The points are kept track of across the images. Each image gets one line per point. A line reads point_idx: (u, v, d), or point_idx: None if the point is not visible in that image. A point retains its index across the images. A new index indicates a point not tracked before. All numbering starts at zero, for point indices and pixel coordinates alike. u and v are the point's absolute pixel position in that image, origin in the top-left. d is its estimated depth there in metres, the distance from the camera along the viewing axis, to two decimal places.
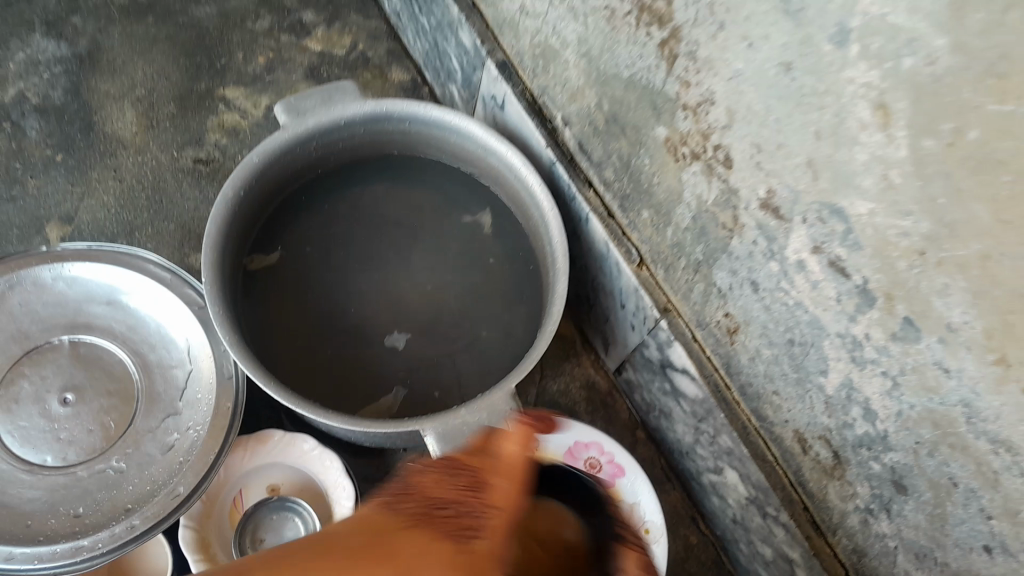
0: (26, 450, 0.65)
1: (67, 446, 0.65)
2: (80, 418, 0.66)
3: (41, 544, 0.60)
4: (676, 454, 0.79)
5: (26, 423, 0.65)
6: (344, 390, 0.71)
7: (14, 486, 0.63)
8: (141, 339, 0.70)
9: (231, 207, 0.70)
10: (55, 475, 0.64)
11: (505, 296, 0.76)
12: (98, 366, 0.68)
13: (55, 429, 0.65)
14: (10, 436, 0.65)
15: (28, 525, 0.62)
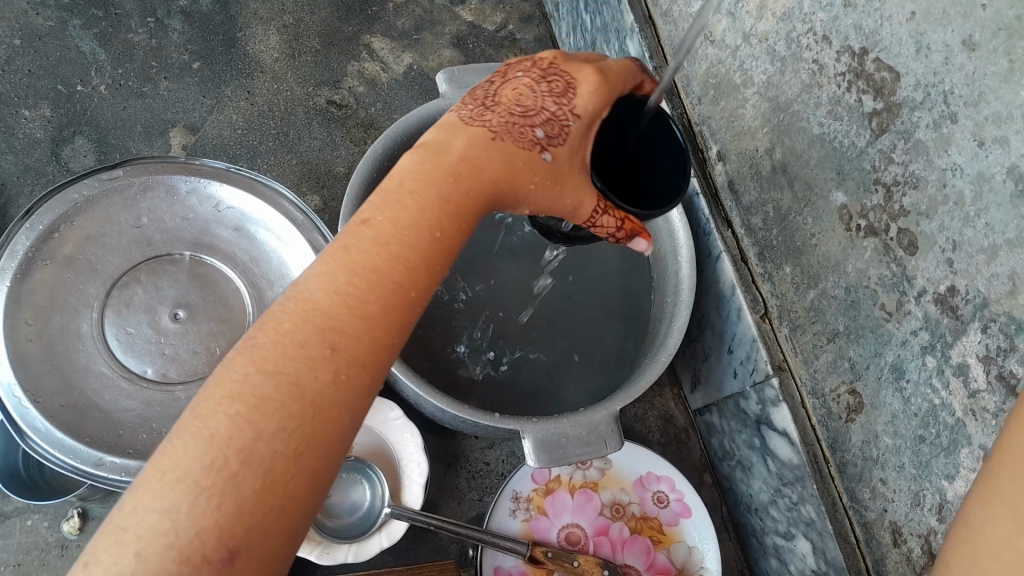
0: (127, 357, 0.64)
1: (170, 362, 0.64)
2: (188, 338, 0.66)
3: (130, 457, 0.59)
4: (742, 506, 0.78)
5: (134, 330, 0.65)
6: (444, 379, 0.68)
7: (110, 392, 0.62)
8: (260, 273, 0.69)
9: (368, 170, 0.68)
10: (152, 389, 0.63)
11: (617, 319, 0.74)
12: (212, 289, 0.68)
13: (162, 343, 0.65)
14: (116, 339, 0.64)
15: (119, 435, 0.60)
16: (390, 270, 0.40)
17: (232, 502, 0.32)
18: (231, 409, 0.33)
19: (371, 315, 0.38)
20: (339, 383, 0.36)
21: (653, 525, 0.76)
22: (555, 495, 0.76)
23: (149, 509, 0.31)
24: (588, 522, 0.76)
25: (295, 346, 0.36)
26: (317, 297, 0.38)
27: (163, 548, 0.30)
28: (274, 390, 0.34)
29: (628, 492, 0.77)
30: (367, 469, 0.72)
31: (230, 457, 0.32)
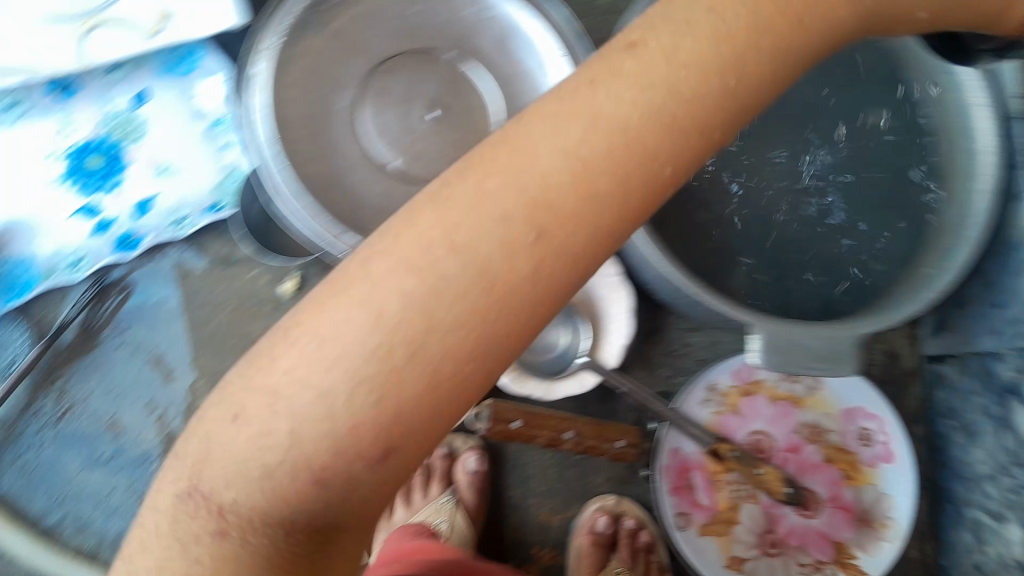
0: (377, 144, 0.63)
1: (416, 158, 0.64)
2: (439, 139, 0.65)
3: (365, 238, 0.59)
4: (950, 471, 0.73)
5: (387, 118, 0.64)
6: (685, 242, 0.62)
7: (356, 173, 0.62)
8: (518, 92, 0.67)
9: None
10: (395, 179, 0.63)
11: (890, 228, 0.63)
12: (468, 98, 0.66)
13: None
14: (368, 124, 0.63)
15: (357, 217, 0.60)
16: (720, 102, 0.30)
17: (405, 387, 0.25)
18: (458, 269, 0.26)
19: (671, 149, 0.30)
20: (604, 237, 0.29)
21: (848, 461, 0.70)
22: (754, 398, 0.70)
23: (322, 321, 0.26)
24: (781, 436, 0.70)
25: (596, 170, 0.28)
26: (614, 102, 0.29)
27: (329, 406, 0.25)
28: (518, 258, 0.27)
29: (833, 419, 0.71)
30: (574, 315, 0.69)
31: (430, 322, 0.26)
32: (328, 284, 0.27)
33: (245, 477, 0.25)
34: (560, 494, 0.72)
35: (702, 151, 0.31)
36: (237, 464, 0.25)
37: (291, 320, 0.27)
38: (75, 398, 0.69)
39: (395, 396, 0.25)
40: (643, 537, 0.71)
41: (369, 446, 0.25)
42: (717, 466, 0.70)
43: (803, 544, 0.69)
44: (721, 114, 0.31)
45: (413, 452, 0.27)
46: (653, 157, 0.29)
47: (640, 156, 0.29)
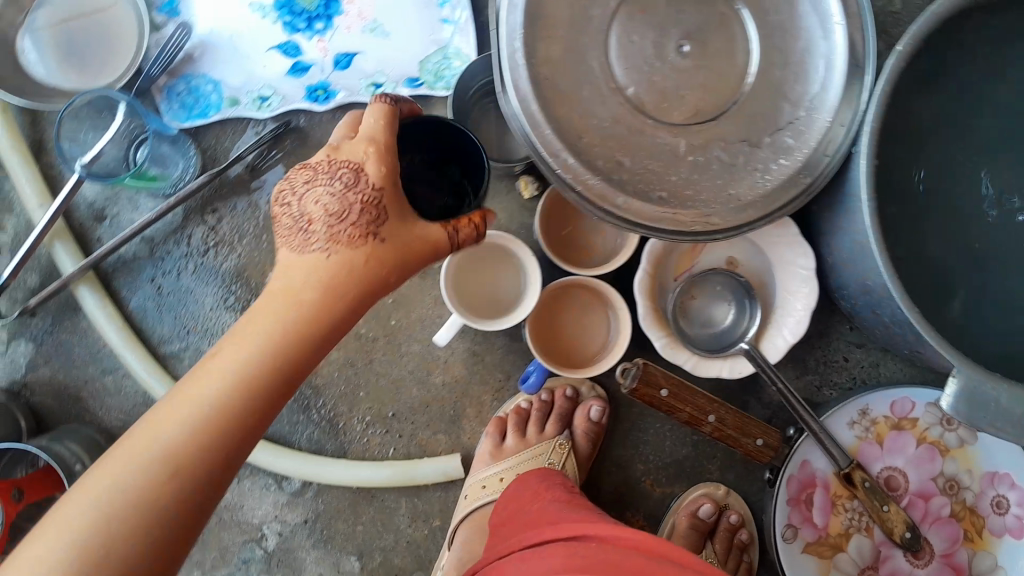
0: (618, 64, 0.57)
1: (654, 90, 0.57)
2: (685, 75, 0.57)
3: (582, 164, 0.55)
4: None
5: (638, 40, 0.57)
6: (913, 266, 0.56)
7: (590, 89, 0.56)
8: (785, 44, 0.58)
9: None
10: (627, 105, 0.57)
11: None
12: (728, 37, 0.58)
13: (655, 67, 0.57)
14: (615, 38, 0.57)
15: (580, 139, 0.55)
16: (380, 268, 0.42)
17: (205, 445, 0.38)
18: (220, 385, 0.39)
19: (377, 258, 0.42)
20: (322, 306, 0.41)
21: (976, 523, 0.67)
22: (901, 433, 0.67)
23: (129, 463, 0.37)
24: (916, 478, 0.67)
25: (301, 272, 0.42)
26: (328, 203, 0.42)
27: (124, 476, 0.37)
28: (352, 272, 0.42)
29: (973, 477, 0.67)
30: (747, 297, 0.66)
31: (221, 407, 0.39)
32: (118, 444, 0.38)
33: (99, 538, 0.36)
34: (669, 468, 0.70)
35: (401, 264, 0.43)
36: (89, 515, 0.36)
37: (129, 432, 0.39)
38: (224, 237, 0.68)
39: (204, 449, 0.38)
40: (740, 536, 0.68)
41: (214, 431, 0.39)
42: (842, 490, 0.67)
43: None
44: (414, 245, 0.43)
45: (216, 471, 0.39)
46: (357, 235, 0.42)
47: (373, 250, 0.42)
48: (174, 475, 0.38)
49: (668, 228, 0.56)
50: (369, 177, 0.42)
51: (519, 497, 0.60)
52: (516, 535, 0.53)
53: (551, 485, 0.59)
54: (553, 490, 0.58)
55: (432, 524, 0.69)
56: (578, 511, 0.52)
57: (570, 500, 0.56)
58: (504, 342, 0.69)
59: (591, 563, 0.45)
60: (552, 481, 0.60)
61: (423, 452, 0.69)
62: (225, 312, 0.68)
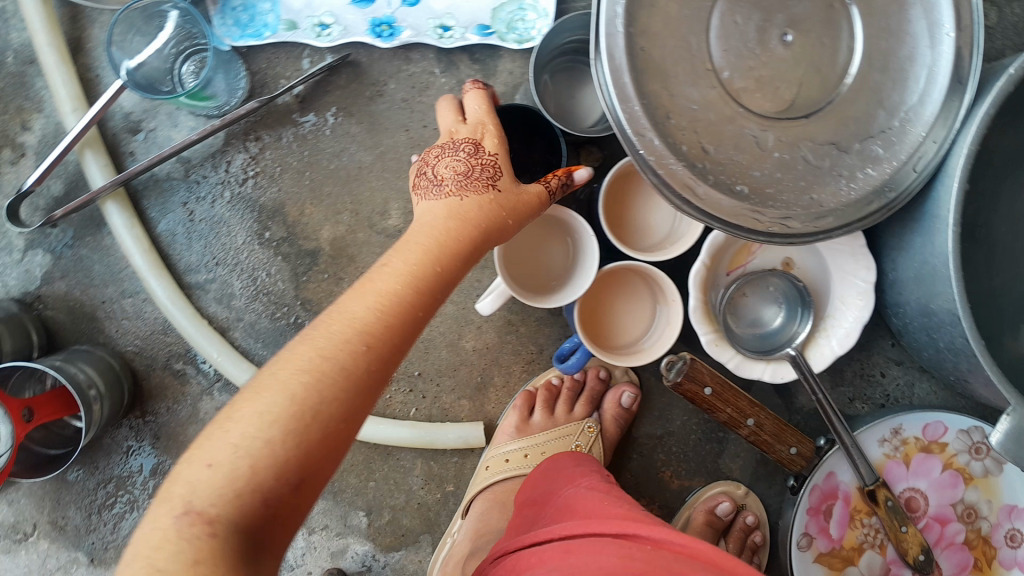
0: (716, 46, 0.54)
1: (749, 78, 0.54)
2: (782, 67, 0.55)
3: (666, 147, 0.52)
4: None
5: (741, 22, 0.54)
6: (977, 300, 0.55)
7: (686, 67, 0.53)
8: (890, 49, 0.55)
9: None
10: (719, 90, 0.54)
11: None
12: (832, 33, 0.55)
13: (753, 53, 0.54)
14: (717, 19, 0.53)
15: (667, 118, 0.52)
16: (474, 237, 0.44)
17: (350, 368, 0.35)
18: (359, 313, 0.37)
19: (470, 229, 0.44)
20: (431, 270, 0.41)
21: (987, 553, 0.67)
22: (928, 456, 0.67)
23: (269, 384, 0.33)
24: (935, 502, 0.67)
25: (414, 249, 0.42)
26: (433, 222, 0.44)
27: (270, 401, 0.33)
28: (439, 252, 0.42)
29: (991, 509, 0.67)
30: (800, 301, 0.64)
31: (356, 332, 0.36)
32: (244, 393, 0.33)
33: (240, 474, 0.31)
34: (690, 461, 0.69)
35: (493, 225, 0.46)
36: (256, 438, 0.31)
37: (257, 379, 0.34)
38: (266, 167, 0.64)
39: (338, 384, 0.34)
40: (755, 538, 0.67)
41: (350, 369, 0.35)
42: (863, 505, 0.66)
43: None
44: (524, 204, 0.48)
45: (351, 409, 0.34)
46: (461, 218, 0.44)
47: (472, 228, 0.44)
48: (304, 409, 0.33)
49: (741, 226, 0.54)
50: (486, 153, 0.48)
51: (554, 481, 0.58)
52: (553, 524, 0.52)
53: (584, 472, 0.58)
54: (589, 478, 0.57)
55: (446, 489, 0.68)
56: (620, 506, 0.51)
57: (609, 492, 0.54)
58: (542, 315, 0.67)
59: (642, 566, 0.43)
60: (587, 468, 0.59)
61: (445, 416, 0.67)
62: (258, 247, 0.65)
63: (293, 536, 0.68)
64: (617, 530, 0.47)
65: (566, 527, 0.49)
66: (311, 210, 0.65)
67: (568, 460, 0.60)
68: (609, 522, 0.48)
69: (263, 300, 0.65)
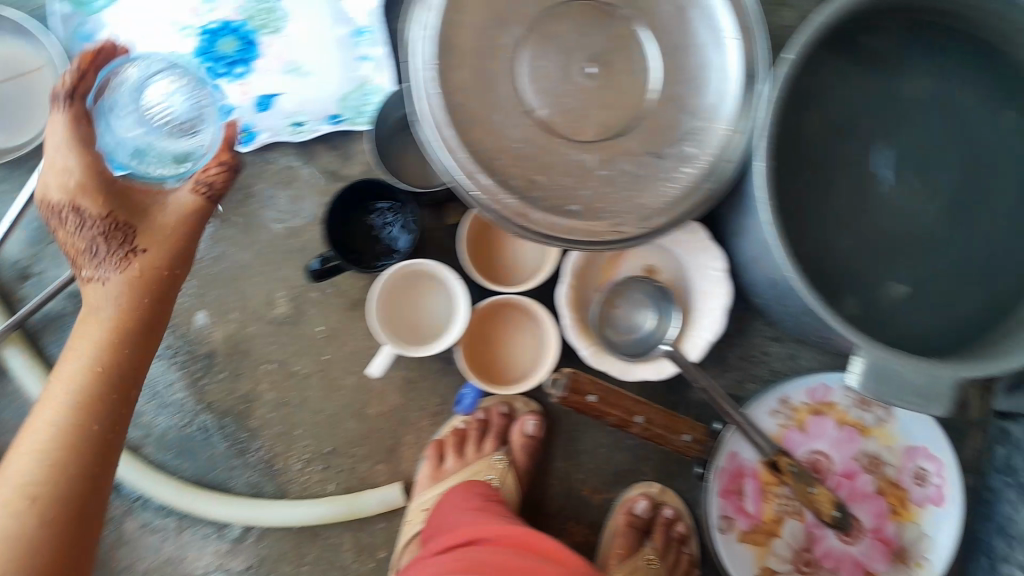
0: (531, 89, 0.60)
1: (564, 111, 0.60)
2: (591, 97, 0.61)
3: (496, 185, 0.58)
4: (990, 524, 0.73)
5: (546, 64, 0.60)
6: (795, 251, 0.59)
7: (504, 113, 0.59)
8: (684, 61, 0.62)
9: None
10: (539, 129, 0.60)
11: None
12: (631, 56, 0.61)
13: (563, 88, 0.60)
14: (528, 65, 0.60)
15: (494, 160, 0.59)
16: (170, 253, 0.56)
17: (122, 357, 0.54)
18: (104, 328, 0.54)
19: (172, 246, 0.56)
20: (117, 352, 0.54)
21: (899, 496, 0.71)
22: (821, 418, 0.71)
23: (76, 376, 0.52)
24: (840, 459, 0.71)
25: (121, 332, 0.54)
26: (100, 300, 0.54)
27: (70, 395, 0.52)
28: (109, 338, 0.54)
29: (892, 454, 0.71)
30: (665, 300, 0.69)
31: (111, 348, 0.53)
32: (66, 355, 0.54)
33: (35, 504, 0.50)
34: (607, 475, 0.72)
35: (163, 282, 0.55)
36: (31, 467, 0.50)
37: None
38: None
39: (70, 482, 0.51)
40: (678, 529, 0.72)
41: (112, 380, 0.53)
42: (771, 477, 0.70)
43: (834, 568, 0.71)
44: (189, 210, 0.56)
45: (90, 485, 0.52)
46: (158, 278, 0.55)
47: (158, 281, 0.55)
48: (98, 409, 0.52)
49: (581, 240, 0.59)
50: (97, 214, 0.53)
51: (443, 516, 0.63)
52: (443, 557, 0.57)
53: (472, 505, 0.62)
54: (477, 509, 0.62)
55: (379, 556, 0.70)
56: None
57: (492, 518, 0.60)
58: (437, 367, 0.70)
59: None
60: (479, 502, 0.63)
61: (364, 484, 0.70)
62: (160, 361, 0.69)
63: None
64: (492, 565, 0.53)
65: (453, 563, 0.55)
66: (202, 317, 0.69)
67: (461, 490, 0.65)
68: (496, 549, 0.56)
69: (170, 410, 0.69)
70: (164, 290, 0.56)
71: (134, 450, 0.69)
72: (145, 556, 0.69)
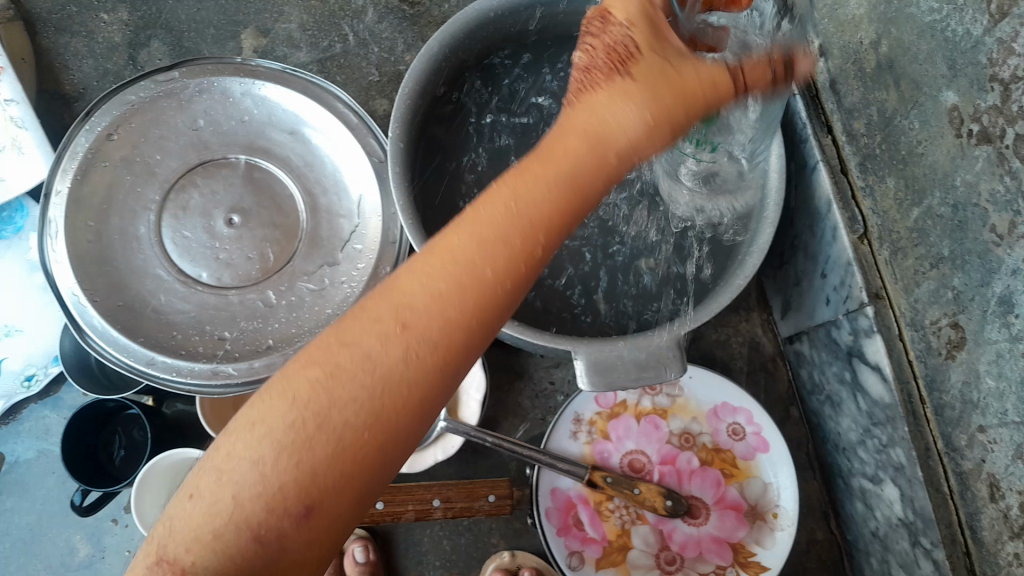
0: (183, 261, 0.64)
1: (224, 267, 0.64)
2: (242, 243, 0.65)
3: (182, 358, 0.59)
4: (829, 445, 0.73)
5: (189, 234, 0.64)
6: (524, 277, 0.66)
7: (166, 293, 0.63)
8: (316, 179, 0.67)
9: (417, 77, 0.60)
10: (208, 293, 0.63)
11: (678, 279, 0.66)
12: (269, 195, 0.66)
13: (215, 249, 0.64)
14: (171, 242, 0.64)
15: (174, 337, 0.61)
16: (371, 441, 0.34)
17: (326, 469, 0.33)
18: (374, 350, 0.34)
19: (339, 430, 0.33)
20: (255, 517, 0.32)
21: (725, 458, 0.71)
22: (619, 419, 0.71)
23: (254, 436, 0.32)
24: (653, 450, 0.71)
25: (271, 472, 0.32)
26: (197, 518, 0.32)
27: (232, 533, 0.31)
28: (224, 515, 0.31)
29: (700, 421, 0.71)
30: None
31: (332, 402, 0.33)
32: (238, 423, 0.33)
33: (207, 541, 0.31)
34: (457, 562, 0.72)
35: (386, 415, 0.34)
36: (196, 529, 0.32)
37: None
38: None
39: None
40: None
41: (325, 461, 0.32)
42: (598, 495, 0.70)
43: (699, 554, 0.69)
44: (384, 399, 0.34)
45: None
46: (361, 451, 0.33)
47: (347, 463, 0.33)
48: (336, 476, 0.33)
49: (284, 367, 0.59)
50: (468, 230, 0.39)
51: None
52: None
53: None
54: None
55: None
56: None
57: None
58: None
59: None
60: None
61: None
62: None
63: None
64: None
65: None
66: None
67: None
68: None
69: None
70: (390, 385, 0.34)
71: None
72: None
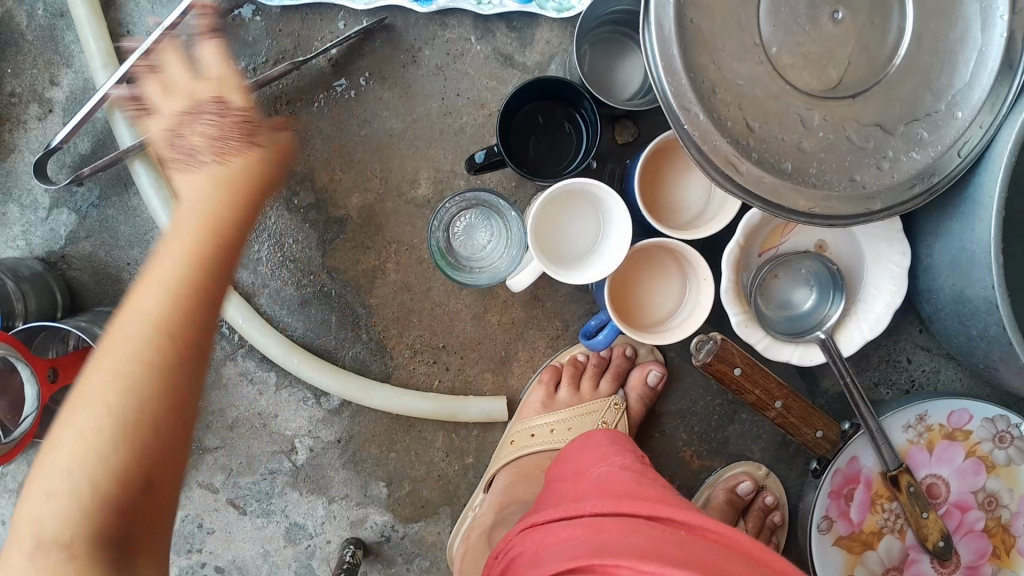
0: (765, 21, 0.52)
1: (795, 59, 0.53)
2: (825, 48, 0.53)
3: (715, 125, 0.51)
4: None
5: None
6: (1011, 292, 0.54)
7: (734, 44, 0.52)
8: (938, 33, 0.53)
9: None
10: (767, 69, 0.52)
11: None
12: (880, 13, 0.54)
13: (801, 31, 0.53)
14: None
15: (715, 91, 0.51)
16: (212, 285, 0.39)
17: (194, 301, 0.38)
18: (194, 225, 0.40)
19: (190, 297, 0.38)
20: (143, 345, 0.37)
21: (1005, 539, 0.67)
22: (952, 444, 0.67)
23: (118, 345, 0.37)
24: (957, 489, 0.67)
25: (163, 331, 0.37)
26: (133, 324, 0.37)
27: (131, 365, 0.36)
28: (139, 320, 0.37)
29: (1013, 496, 0.67)
30: (834, 287, 0.63)
31: (203, 222, 0.40)
32: (89, 363, 0.37)
33: (130, 363, 0.37)
34: (711, 441, 0.69)
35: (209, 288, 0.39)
36: (56, 521, 0.35)
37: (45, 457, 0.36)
38: (297, 132, 0.65)
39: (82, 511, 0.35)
40: (773, 517, 0.68)
41: (174, 342, 0.37)
42: (884, 490, 0.66)
43: None
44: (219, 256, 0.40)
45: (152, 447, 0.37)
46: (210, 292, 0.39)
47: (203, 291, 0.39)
48: (174, 356, 0.37)
49: (785, 204, 0.53)
50: (235, 105, 0.43)
51: (579, 463, 0.52)
52: (572, 502, 0.47)
53: (619, 449, 0.52)
54: (624, 458, 0.51)
55: (466, 461, 0.68)
56: (652, 488, 0.46)
57: (642, 474, 0.48)
58: (569, 291, 0.67)
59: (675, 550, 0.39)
60: (622, 447, 0.53)
61: (470, 389, 0.67)
62: (285, 214, 0.66)
63: (313, 505, 0.67)
64: (652, 513, 0.42)
65: (598, 503, 0.44)
66: (339, 178, 0.66)
67: (603, 438, 0.53)
68: (641, 501, 0.43)
69: (291, 267, 0.66)
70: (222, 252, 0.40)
71: (247, 297, 0.66)
72: (237, 405, 0.67)
